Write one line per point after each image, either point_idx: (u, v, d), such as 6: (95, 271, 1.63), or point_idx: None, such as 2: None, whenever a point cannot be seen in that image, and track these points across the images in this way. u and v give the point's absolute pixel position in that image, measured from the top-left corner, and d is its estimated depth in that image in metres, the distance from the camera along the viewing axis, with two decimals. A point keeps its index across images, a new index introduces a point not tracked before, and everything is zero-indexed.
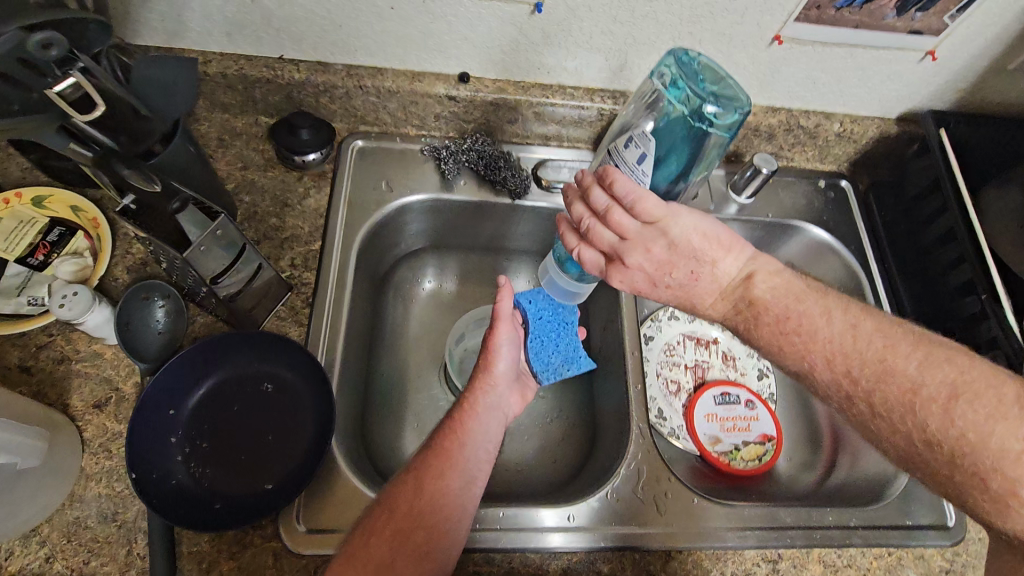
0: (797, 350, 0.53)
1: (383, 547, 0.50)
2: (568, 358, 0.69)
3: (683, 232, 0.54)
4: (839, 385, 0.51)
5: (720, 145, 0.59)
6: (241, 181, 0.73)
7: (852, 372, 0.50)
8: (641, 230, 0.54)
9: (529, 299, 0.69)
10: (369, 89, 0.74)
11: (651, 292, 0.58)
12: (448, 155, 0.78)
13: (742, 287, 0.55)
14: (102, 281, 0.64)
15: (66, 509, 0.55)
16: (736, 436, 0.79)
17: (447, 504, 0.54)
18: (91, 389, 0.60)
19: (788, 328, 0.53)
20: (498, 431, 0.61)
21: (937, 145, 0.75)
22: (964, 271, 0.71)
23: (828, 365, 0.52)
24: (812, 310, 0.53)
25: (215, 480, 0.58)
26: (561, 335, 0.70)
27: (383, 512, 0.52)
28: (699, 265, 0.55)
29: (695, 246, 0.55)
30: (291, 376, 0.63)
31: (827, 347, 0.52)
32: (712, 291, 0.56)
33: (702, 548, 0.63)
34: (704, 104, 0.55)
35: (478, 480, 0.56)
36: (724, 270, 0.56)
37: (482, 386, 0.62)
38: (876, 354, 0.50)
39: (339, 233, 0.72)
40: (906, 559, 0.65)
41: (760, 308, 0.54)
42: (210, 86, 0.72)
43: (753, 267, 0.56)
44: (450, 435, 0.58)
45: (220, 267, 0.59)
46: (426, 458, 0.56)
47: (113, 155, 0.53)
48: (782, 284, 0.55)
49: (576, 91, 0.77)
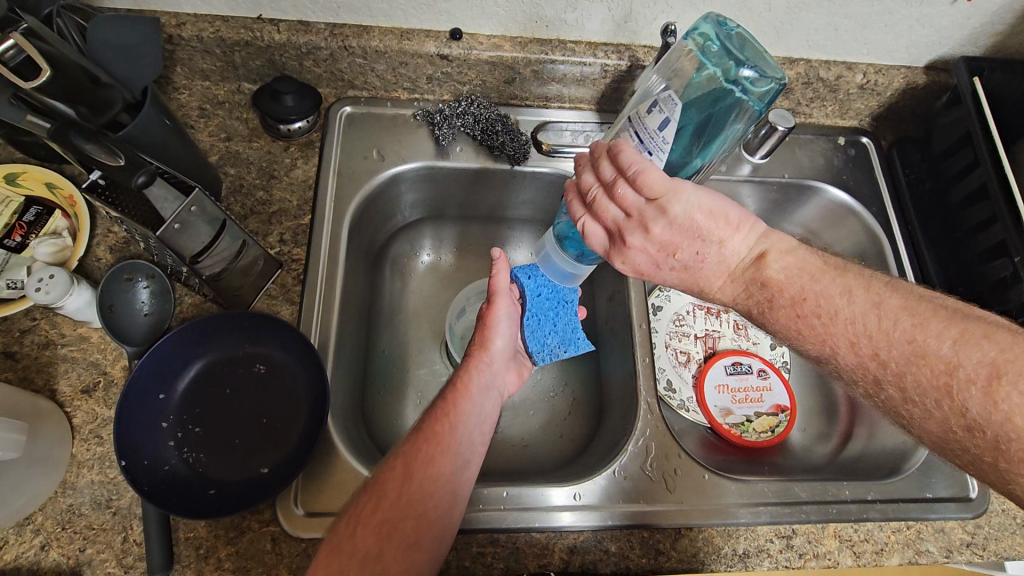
0: (817, 334, 0.49)
1: (371, 537, 0.48)
2: (565, 339, 0.64)
3: (689, 210, 0.49)
4: (865, 367, 0.48)
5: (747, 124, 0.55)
6: (224, 153, 0.70)
7: (879, 354, 0.47)
8: (644, 207, 0.49)
9: (528, 273, 0.64)
10: (355, 49, 0.69)
11: (655, 275, 0.53)
12: (442, 120, 0.73)
13: (752, 268, 0.51)
14: (84, 262, 0.61)
15: (59, 497, 0.54)
16: (749, 408, 0.77)
17: (437, 490, 0.52)
18: (79, 374, 0.58)
19: (807, 310, 0.50)
20: (494, 410, 0.60)
21: (971, 96, 0.70)
22: (996, 231, 0.66)
23: (851, 350, 0.48)
24: (830, 291, 0.49)
25: (209, 465, 0.56)
26: (560, 314, 0.65)
27: (370, 500, 0.50)
28: (705, 244, 0.50)
29: (701, 224, 0.49)
30: (284, 357, 0.61)
31: (850, 330, 0.48)
32: (719, 273, 0.52)
33: (713, 525, 0.61)
34: (740, 73, 0.51)
35: (473, 463, 0.55)
36: (732, 250, 0.51)
37: (477, 365, 0.61)
38: (904, 335, 0.46)
39: (329, 205, 0.69)
40: (926, 532, 0.63)
41: (774, 290, 0.50)
42: (187, 52, 0.67)
43: (765, 245, 0.51)
44: (442, 417, 0.56)
45: (201, 244, 0.55)
46: (417, 443, 0.54)
47: (69, 128, 0.46)
48: (795, 264, 0.51)
49: (577, 47, 0.71)
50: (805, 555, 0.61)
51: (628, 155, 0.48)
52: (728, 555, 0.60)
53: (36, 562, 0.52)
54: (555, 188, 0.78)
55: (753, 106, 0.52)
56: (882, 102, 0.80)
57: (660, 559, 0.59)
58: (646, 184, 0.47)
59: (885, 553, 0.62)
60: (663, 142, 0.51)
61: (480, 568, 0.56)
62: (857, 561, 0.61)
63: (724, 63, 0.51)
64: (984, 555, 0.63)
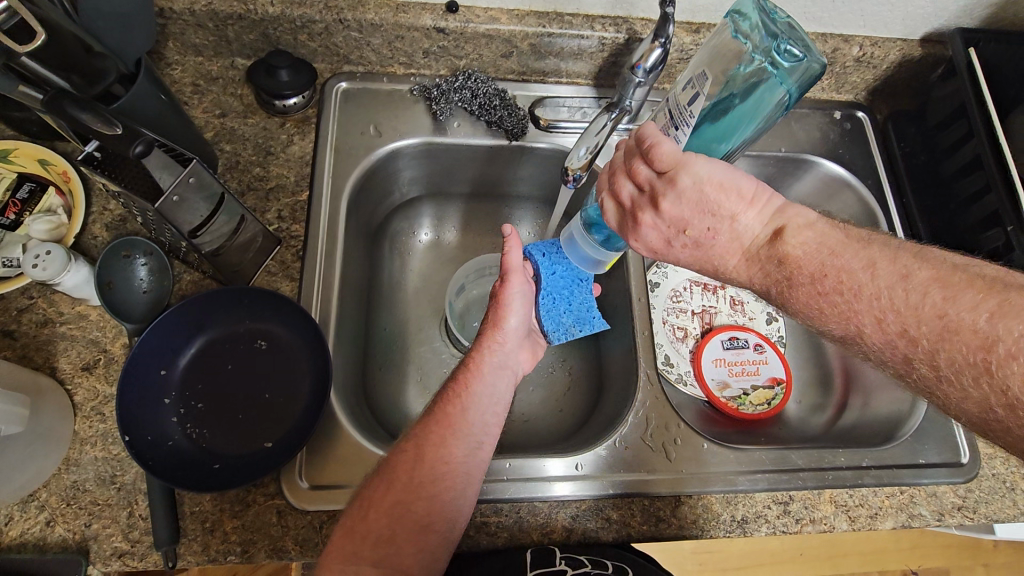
0: (840, 311, 0.47)
1: (383, 519, 0.49)
2: (581, 319, 0.65)
3: (699, 183, 0.47)
4: (894, 346, 0.45)
5: (785, 108, 0.52)
6: (220, 129, 0.69)
7: (909, 332, 0.44)
8: (655, 182, 0.49)
9: (543, 251, 0.65)
10: (350, 23, 0.68)
11: (669, 253, 0.52)
12: (439, 95, 0.73)
13: (768, 246, 0.49)
14: (80, 239, 0.61)
15: (62, 474, 0.54)
16: (745, 381, 0.78)
17: (449, 472, 0.51)
18: (79, 351, 0.58)
19: (829, 288, 0.47)
20: (507, 389, 0.58)
21: (965, 68, 0.70)
22: (990, 201, 0.67)
23: (879, 328, 0.45)
24: (852, 265, 0.46)
25: (213, 441, 0.56)
26: (575, 293, 0.66)
27: (382, 482, 0.50)
28: (717, 220, 0.49)
29: (712, 199, 0.48)
30: (287, 334, 0.61)
31: (875, 306, 0.45)
32: (732, 251, 0.50)
33: (711, 492, 0.62)
34: (776, 49, 0.47)
35: (485, 445, 0.54)
36: (745, 226, 0.49)
37: (489, 345, 0.59)
38: (933, 310, 0.43)
39: (329, 168, 0.69)
40: (918, 497, 0.64)
41: (792, 268, 0.48)
42: (179, 26, 0.66)
43: (781, 221, 0.49)
44: (454, 399, 0.55)
45: (198, 219, 0.54)
46: (427, 425, 0.54)
47: (64, 98, 0.45)
48: (814, 240, 0.48)
49: (574, 19, 0.71)
50: (802, 520, 0.62)
51: (645, 130, 0.49)
52: (726, 521, 0.61)
53: (42, 538, 0.52)
54: (554, 164, 0.78)
55: (790, 90, 0.49)
56: (878, 76, 0.80)
57: (660, 526, 0.60)
58: (655, 158, 0.47)
59: (879, 517, 0.63)
60: (689, 116, 0.51)
61: (484, 537, 0.57)
62: (852, 524, 0.63)
63: (761, 41, 0.48)
64: (976, 517, 0.65)
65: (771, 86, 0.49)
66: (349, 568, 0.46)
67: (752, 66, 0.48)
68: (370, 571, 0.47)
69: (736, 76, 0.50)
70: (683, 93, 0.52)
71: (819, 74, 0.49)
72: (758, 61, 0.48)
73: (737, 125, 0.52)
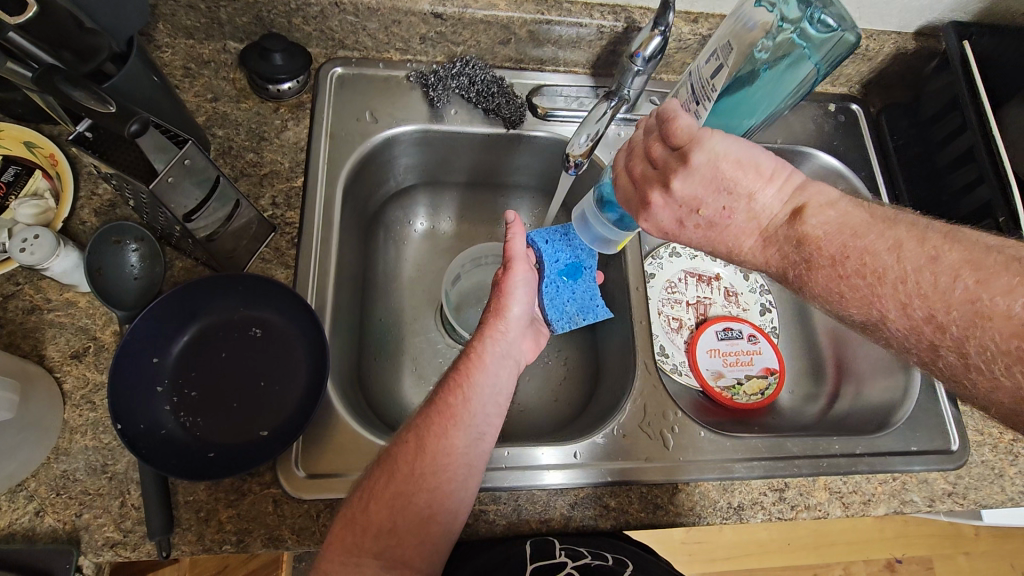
0: (862, 296, 0.47)
1: (384, 511, 0.48)
2: (585, 307, 0.67)
3: (714, 160, 0.48)
4: (919, 332, 0.45)
5: (808, 82, 0.52)
6: (212, 114, 0.68)
7: (937, 317, 0.44)
8: (670, 160, 0.50)
9: (545, 239, 0.67)
10: (346, 7, 0.67)
11: (681, 233, 0.53)
12: (436, 82, 0.72)
13: (787, 225, 0.50)
14: (68, 224, 0.59)
15: (52, 463, 0.52)
16: (739, 371, 0.78)
17: (451, 463, 0.51)
18: (67, 339, 0.56)
19: (851, 270, 0.47)
20: (509, 379, 0.58)
21: (960, 61, 0.71)
22: (984, 195, 0.68)
23: (903, 313, 0.46)
24: (877, 247, 0.47)
25: (207, 429, 0.55)
26: (579, 282, 0.68)
27: (384, 472, 0.50)
28: (733, 199, 0.50)
29: (728, 177, 0.49)
30: (282, 322, 0.60)
31: (900, 291, 0.45)
32: (748, 230, 0.51)
33: (706, 479, 0.62)
34: (808, 18, 0.48)
35: (488, 436, 0.54)
36: (761, 204, 0.50)
37: (492, 333, 0.58)
38: (965, 294, 0.43)
39: (324, 155, 0.68)
40: (910, 484, 0.66)
41: (811, 248, 0.49)
42: (170, 7, 0.65)
43: (801, 199, 0.50)
44: (455, 390, 0.54)
45: (193, 203, 0.53)
46: (428, 416, 0.53)
47: (54, 75, 0.44)
48: (836, 219, 0.49)
49: (573, 7, 0.70)
50: (797, 507, 0.63)
51: (665, 107, 0.50)
52: (723, 508, 0.61)
53: (31, 528, 0.51)
54: (552, 153, 0.77)
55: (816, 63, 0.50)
56: (872, 68, 0.80)
57: (657, 513, 0.60)
58: (672, 134, 0.48)
59: (871, 504, 0.64)
60: (711, 91, 0.51)
61: (482, 524, 0.57)
62: (846, 510, 0.64)
63: (790, 12, 0.48)
64: (965, 503, 0.66)
65: (798, 58, 0.50)
66: (351, 561, 0.47)
67: (779, 37, 0.49)
68: (372, 564, 0.47)
69: (756, 60, 0.50)
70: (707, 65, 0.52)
71: (855, 46, 0.49)
72: (786, 33, 0.48)
73: (766, 100, 0.54)
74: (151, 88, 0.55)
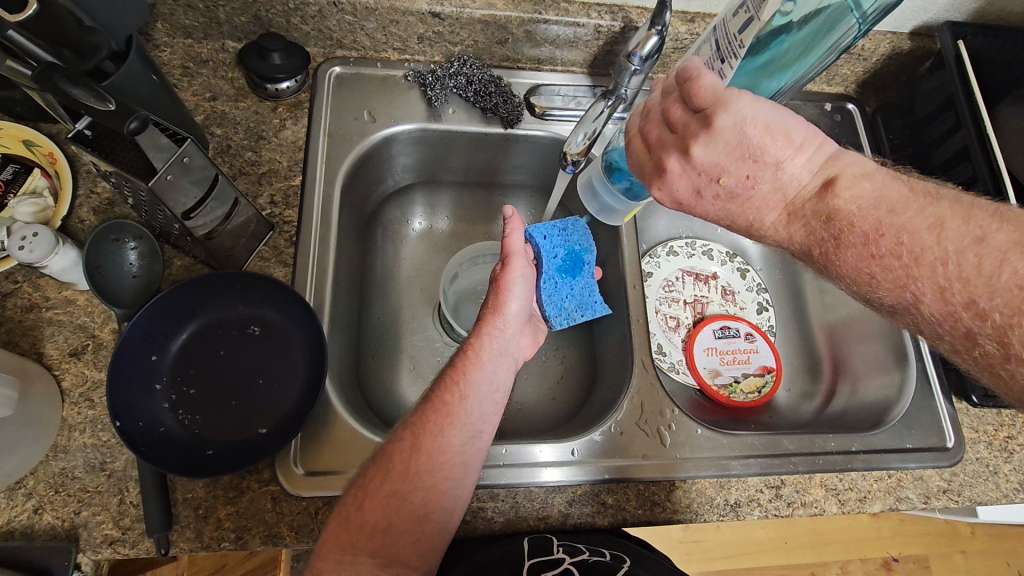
0: (897, 277, 0.47)
1: (379, 510, 0.48)
2: (583, 304, 0.67)
3: (740, 124, 0.47)
4: (956, 317, 0.46)
5: (849, 40, 0.53)
6: (210, 113, 0.68)
7: (977, 303, 0.45)
8: (691, 124, 0.49)
9: (543, 235, 0.67)
10: (344, 6, 0.67)
11: (698, 205, 0.52)
12: (434, 81, 0.72)
13: (816, 198, 0.49)
14: (67, 223, 0.59)
15: (50, 461, 0.52)
16: (737, 369, 0.79)
17: (446, 462, 0.51)
18: (66, 337, 0.57)
19: (885, 250, 0.47)
20: (507, 377, 0.58)
21: (954, 60, 0.71)
22: (977, 191, 0.68)
23: (940, 297, 0.46)
24: (916, 223, 0.47)
25: (206, 427, 0.55)
26: (578, 278, 0.68)
27: (379, 471, 0.50)
28: (758, 167, 0.48)
29: (755, 142, 0.47)
30: (280, 319, 0.60)
31: (940, 274, 0.46)
32: (773, 202, 0.50)
33: (704, 476, 0.62)
34: None
35: (484, 434, 0.54)
36: (790, 173, 0.49)
37: (489, 331, 0.58)
38: (1012, 279, 0.44)
39: (323, 153, 0.69)
40: (906, 481, 0.66)
41: (842, 223, 0.48)
42: (168, 6, 0.65)
43: (832, 170, 0.49)
44: (452, 388, 0.54)
45: (192, 201, 0.53)
46: (424, 414, 0.53)
47: (53, 73, 0.44)
48: (871, 192, 0.48)
49: (570, 6, 0.71)
50: (793, 504, 0.63)
51: (686, 68, 0.49)
52: (719, 505, 0.62)
53: (29, 526, 0.51)
54: (550, 152, 0.78)
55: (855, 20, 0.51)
56: (868, 68, 0.81)
57: (654, 510, 0.60)
58: (694, 94, 0.47)
59: (867, 501, 0.65)
60: (739, 46, 0.50)
61: (480, 522, 0.58)
62: (841, 508, 0.64)
63: None
64: (960, 500, 0.66)
65: (838, 13, 0.51)
66: (346, 559, 0.47)
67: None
68: (368, 562, 0.47)
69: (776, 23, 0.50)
70: (734, 18, 0.51)
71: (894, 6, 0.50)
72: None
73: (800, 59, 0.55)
74: (150, 87, 0.55)
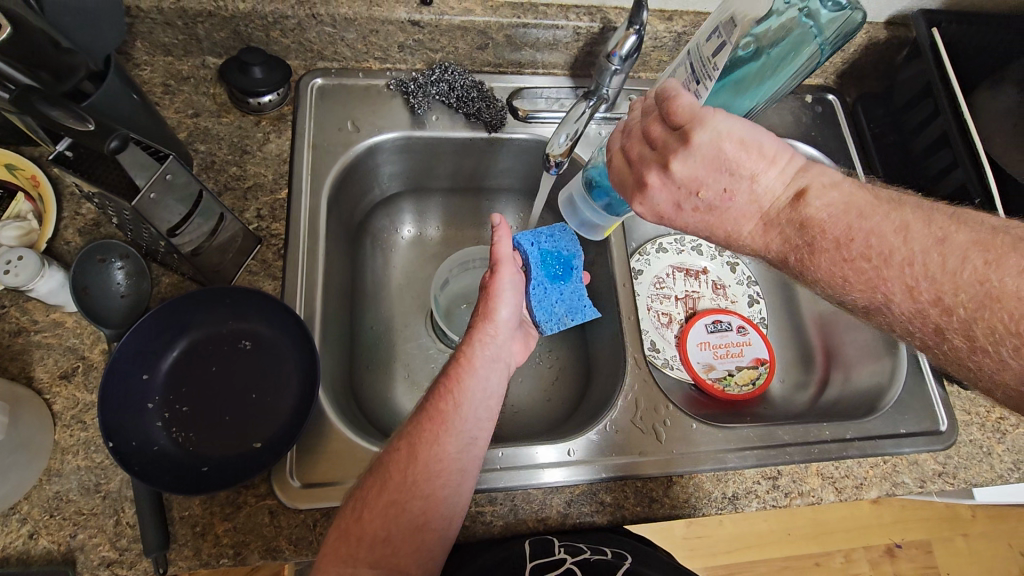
0: (868, 279, 0.47)
1: (378, 521, 0.48)
2: (573, 308, 0.67)
3: (716, 139, 0.47)
4: (925, 315, 0.46)
5: (814, 63, 0.52)
6: (193, 130, 0.68)
7: (943, 301, 0.45)
8: (670, 140, 0.49)
9: (530, 240, 0.67)
10: (323, 18, 0.67)
11: (678, 217, 0.52)
12: (416, 89, 0.73)
13: (789, 208, 0.49)
14: (52, 245, 0.59)
15: (44, 485, 0.52)
16: (730, 362, 0.79)
17: (443, 469, 0.51)
18: (56, 360, 0.56)
19: (856, 253, 0.47)
20: (500, 382, 0.58)
21: (929, 47, 0.72)
22: (959, 176, 0.69)
23: (909, 296, 0.46)
24: (882, 228, 0.47)
25: (200, 444, 0.55)
26: (568, 282, 0.68)
27: (377, 482, 0.50)
28: (735, 180, 0.48)
29: (731, 157, 0.47)
30: (271, 333, 0.60)
31: (907, 274, 0.46)
32: (750, 213, 0.50)
33: (702, 471, 0.63)
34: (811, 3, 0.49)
35: (479, 440, 0.54)
36: (765, 186, 0.49)
37: (481, 337, 0.58)
38: (975, 275, 0.44)
39: (307, 165, 0.69)
40: (901, 466, 0.66)
41: (815, 231, 0.48)
42: (146, 25, 0.65)
43: (803, 181, 0.49)
44: (446, 395, 0.54)
45: (177, 218, 0.53)
46: (420, 422, 0.53)
47: (31, 96, 0.44)
48: (840, 200, 0.48)
49: (548, 9, 0.71)
50: (790, 494, 0.64)
51: (665, 87, 0.49)
52: (717, 498, 0.62)
53: (25, 551, 0.50)
54: (536, 155, 0.78)
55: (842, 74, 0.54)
56: (846, 59, 0.82)
57: (653, 506, 0.61)
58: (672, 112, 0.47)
59: (864, 487, 0.65)
60: (713, 69, 0.51)
61: (479, 526, 0.58)
62: (838, 495, 0.65)
63: None
64: (956, 482, 0.67)
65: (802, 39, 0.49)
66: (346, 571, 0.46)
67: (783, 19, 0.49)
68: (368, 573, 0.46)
69: (737, 58, 0.51)
70: (709, 43, 0.52)
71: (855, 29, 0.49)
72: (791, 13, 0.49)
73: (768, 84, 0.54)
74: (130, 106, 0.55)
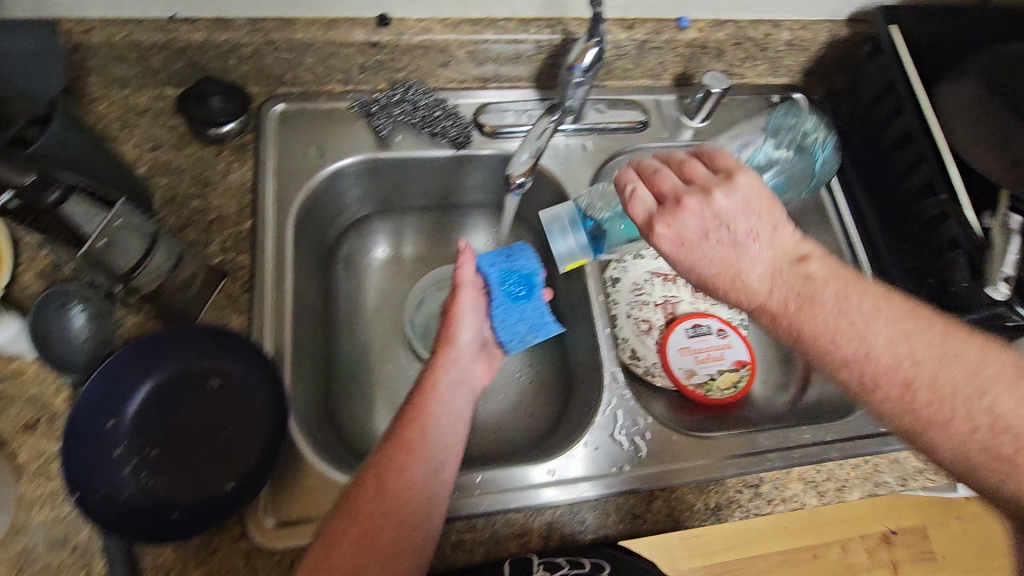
0: (856, 330, 0.45)
1: (349, 556, 0.47)
2: (535, 325, 0.66)
3: (754, 186, 0.51)
4: (898, 366, 0.44)
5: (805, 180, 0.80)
6: (153, 164, 0.67)
7: (915, 353, 0.44)
8: (710, 179, 0.52)
9: (489, 262, 0.66)
10: (280, 43, 0.66)
11: (699, 247, 0.50)
12: (380, 110, 0.73)
13: (801, 259, 0.48)
14: (10, 291, 0.58)
15: (10, 540, 0.51)
16: (712, 366, 0.78)
17: (412, 498, 0.50)
18: (18, 411, 0.55)
19: (848, 306, 0.46)
20: (466, 406, 0.58)
21: (890, 46, 0.73)
22: (924, 171, 0.70)
23: (890, 349, 0.44)
24: (873, 291, 0.47)
25: (171, 489, 0.54)
26: (530, 300, 0.67)
27: (345, 516, 0.49)
28: (764, 223, 0.50)
29: (764, 204, 0.51)
30: (238, 369, 0.59)
31: (886, 330, 0.45)
32: (764, 259, 0.49)
33: (684, 483, 0.62)
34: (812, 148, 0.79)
35: (447, 463, 0.53)
36: (784, 237, 0.49)
37: (444, 362, 0.60)
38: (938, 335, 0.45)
39: (272, 193, 0.68)
40: (883, 465, 0.66)
41: (819, 283, 0.47)
42: (99, 60, 0.64)
43: (811, 244, 0.50)
44: (413, 423, 0.54)
45: (132, 260, 0.53)
46: (387, 452, 0.52)
47: None
48: (840, 267, 0.49)
49: (508, 24, 0.71)
50: (774, 501, 0.63)
51: (705, 148, 0.56)
52: (701, 510, 0.61)
53: None
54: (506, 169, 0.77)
55: (811, 159, 0.79)
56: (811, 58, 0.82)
57: (636, 522, 0.60)
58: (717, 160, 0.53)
59: (846, 489, 0.65)
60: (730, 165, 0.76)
61: (461, 555, 0.56)
62: (821, 499, 0.64)
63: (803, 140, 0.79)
64: (939, 479, 0.67)
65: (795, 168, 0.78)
66: None
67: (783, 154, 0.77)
68: None
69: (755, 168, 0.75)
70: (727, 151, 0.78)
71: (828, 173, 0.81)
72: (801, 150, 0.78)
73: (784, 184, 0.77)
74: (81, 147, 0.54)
